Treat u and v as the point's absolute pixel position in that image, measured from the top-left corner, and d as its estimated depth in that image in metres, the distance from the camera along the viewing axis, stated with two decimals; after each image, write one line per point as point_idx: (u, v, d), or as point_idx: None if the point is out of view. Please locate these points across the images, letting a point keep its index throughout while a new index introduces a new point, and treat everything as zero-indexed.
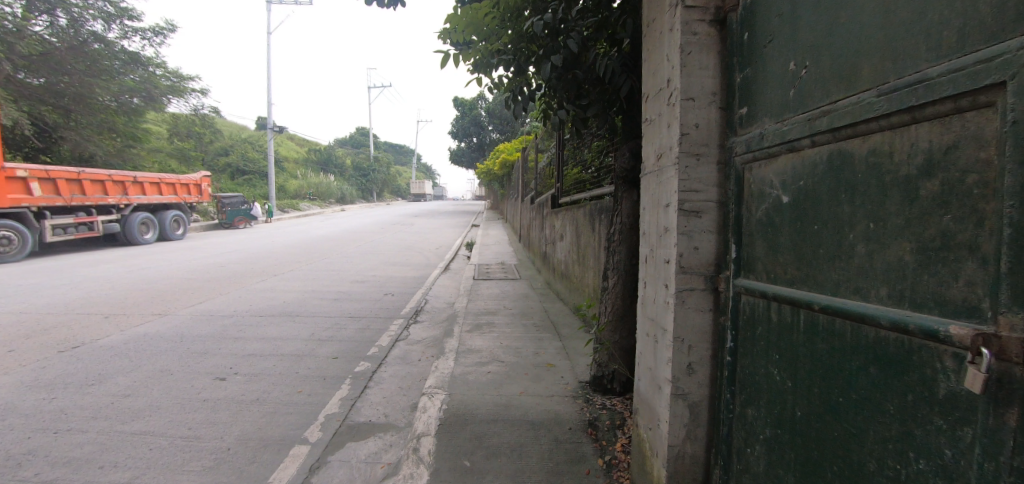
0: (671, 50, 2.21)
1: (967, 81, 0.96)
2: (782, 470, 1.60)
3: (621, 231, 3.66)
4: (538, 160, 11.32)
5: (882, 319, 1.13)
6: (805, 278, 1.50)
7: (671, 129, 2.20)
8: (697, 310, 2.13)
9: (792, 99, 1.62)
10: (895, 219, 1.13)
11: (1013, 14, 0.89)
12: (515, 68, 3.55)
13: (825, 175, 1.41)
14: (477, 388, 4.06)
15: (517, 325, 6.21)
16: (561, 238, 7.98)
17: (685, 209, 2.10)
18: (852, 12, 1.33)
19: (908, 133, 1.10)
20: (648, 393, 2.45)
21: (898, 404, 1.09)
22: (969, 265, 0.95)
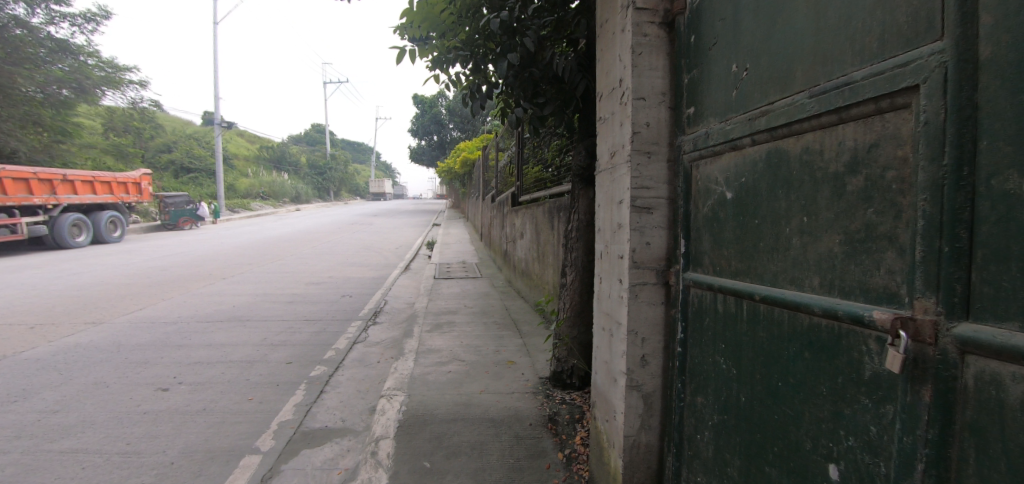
0: (622, 51, 2.26)
1: (886, 84, 1.03)
2: (729, 454, 1.68)
3: (578, 228, 3.73)
4: (498, 158, 11.37)
5: (815, 307, 1.21)
6: (746, 270, 1.57)
7: (623, 128, 2.26)
8: (649, 303, 2.20)
9: (734, 99, 1.69)
10: (825, 213, 1.20)
11: (924, 22, 0.96)
12: (472, 65, 3.53)
13: (764, 172, 1.48)
14: (437, 388, 4.02)
15: (477, 324, 6.20)
16: (521, 236, 8.03)
17: (637, 205, 2.16)
18: (787, 18, 1.41)
19: (836, 133, 1.18)
20: (605, 386, 2.50)
21: (831, 386, 1.17)
22: (889, 254, 1.02)
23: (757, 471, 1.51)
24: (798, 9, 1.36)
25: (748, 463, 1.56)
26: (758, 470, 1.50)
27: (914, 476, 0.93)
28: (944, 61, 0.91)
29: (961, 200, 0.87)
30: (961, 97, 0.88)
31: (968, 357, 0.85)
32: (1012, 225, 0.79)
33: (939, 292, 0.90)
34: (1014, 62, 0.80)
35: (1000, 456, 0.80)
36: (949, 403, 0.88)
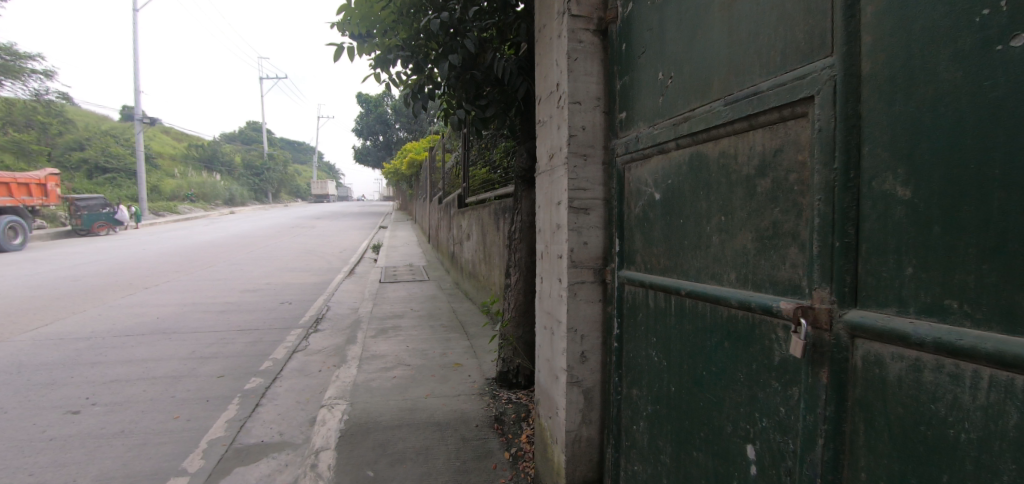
0: (559, 56, 2.32)
1: (788, 94, 1.13)
2: (662, 442, 1.76)
3: (521, 229, 3.78)
4: (444, 159, 11.29)
5: (732, 299, 1.31)
6: (673, 267, 1.66)
7: (561, 130, 2.32)
8: (587, 301, 2.27)
9: (661, 105, 1.78)
10: (740, 212, 1.30)
11: (818, 39, 1.07)
12: (413, 65, 3.48)
13: (688, 174, 1.58)
14: (381, 394, 3.93)
15: (424, 327, 6.12)
16: (467, 238, 8.02)
17: (575, 206, 2.22)
18: (705, 31, 1.51)
19: (747, 139, 1.28)
20: (547, 384, 2.55)
21: (748, 372, 1.26)
22: (793, 249, 1.12)
23: (686, 456, 1.60)
24: (715, 22, 1.46)
25: (678, 449, 1.65)
26: (687, 455, 1.59)
27: (816, 450, 1.02)
28: (834, 75, 1.01)
29: (849, 200, 0.97)
30: (848, 108, 0.98)
31: (856, 340, 0.95)
32: (889, 221, 0.89)
33: (833, 283, 0.99)
34: (889, 77, 0.90)
35: (883, 428, 0.89)
36: (842, 383, 0.98)
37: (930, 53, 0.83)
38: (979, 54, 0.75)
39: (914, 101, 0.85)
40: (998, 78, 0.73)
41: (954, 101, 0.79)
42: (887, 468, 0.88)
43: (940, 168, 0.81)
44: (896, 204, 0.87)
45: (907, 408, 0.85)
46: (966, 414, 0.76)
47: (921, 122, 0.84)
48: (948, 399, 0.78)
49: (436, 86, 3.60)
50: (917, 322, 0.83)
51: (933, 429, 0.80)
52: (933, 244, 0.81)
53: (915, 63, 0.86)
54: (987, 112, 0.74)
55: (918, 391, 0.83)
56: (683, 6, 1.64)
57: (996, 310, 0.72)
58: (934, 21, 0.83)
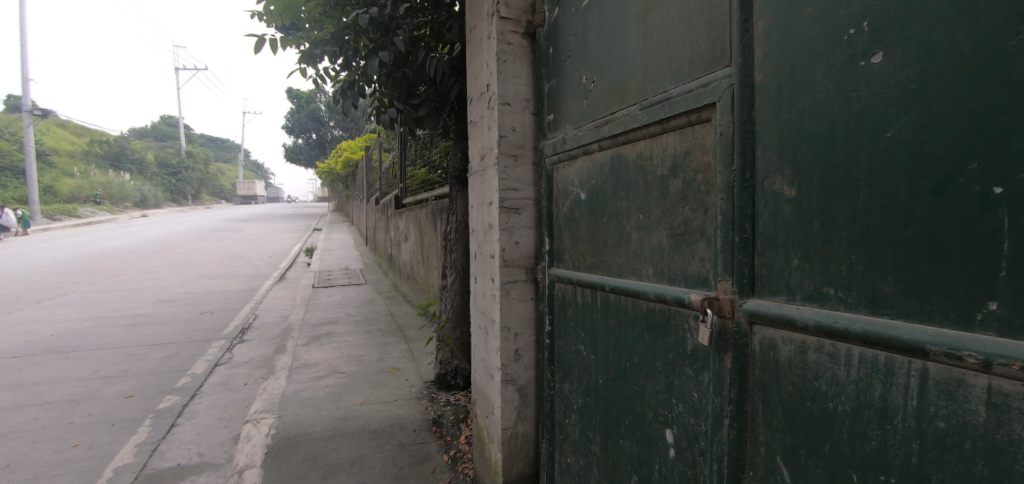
0: (489, 57, 2.34)
1: (694, 100, 1.21)
2: (592, 432, 1.83)
3: (456, 229, 3.77)
4: (381, 159, 11.00)
5: (650, 293, 1.38)
6: (598, 264, 1.73)
7: (491, 131, 2.34)
8: (520, 300, 2.30)
9: (585, 108, 1.85)
10: (656, 211, 1.37)
11: (718, 51, 1.16)
12: (342, 61, 3.36)
13: (609, 175, 1.65)
14: (313, 405, 3.76)
15: (359, 333, 5.92)
16: (405, 240, 7.87)
17: (505, 206, 2.25)
18: (623, 38, 1.58)
19: (660, 141, 1.36)
20: (483, 384, 2.57)
21: (665, 361, 1.34)
22: (701, 245, 1.20)
23: (614, 445, 1.67)
24: (632, 30, 1.53)
25: (607, 439, 1.72)
26: (615, 444, 1.66)
27: (722, 430, 1.10)
28: (731, 83, 1.09)
29: (746, 198, 1.06)
30: (744, 113, 1.07)
31: (754, 326, 1.03)
32: (779, 217, 0.98)
33: (734, 274, 1.08)
34: (777, 86, 0.99)
35: (777, 405, 0.98)
36: (743, 367, 1.06)
37: (809, 66, 0.92)
38: (847, 69, 0.85)
39: (797, 109, 0.94)
40: (862, 89, 0.82)
41: (828, 110, 0.88)
42: (781, 442, 0.97)
43: (817, 169, 0.90)
44: (784, 202, 0.97)
45: (796, 385, 0.94)
46: (842, 388, 0.85)
47: (803, 128, 0.93)
48: (828, 376, 0.87)
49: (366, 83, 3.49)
50: (802, 308, 0.92)
51: (817, 404, 0.90)
52: (813, 237, 0.90)
53: (798, 74, 0.95)
54: (854, 120, 0.83)
55: (805, 370, 0.92)
56: (603, 14, 1.71)
57: (863, 295, 0.81)
58: (811, 38, 0.92)
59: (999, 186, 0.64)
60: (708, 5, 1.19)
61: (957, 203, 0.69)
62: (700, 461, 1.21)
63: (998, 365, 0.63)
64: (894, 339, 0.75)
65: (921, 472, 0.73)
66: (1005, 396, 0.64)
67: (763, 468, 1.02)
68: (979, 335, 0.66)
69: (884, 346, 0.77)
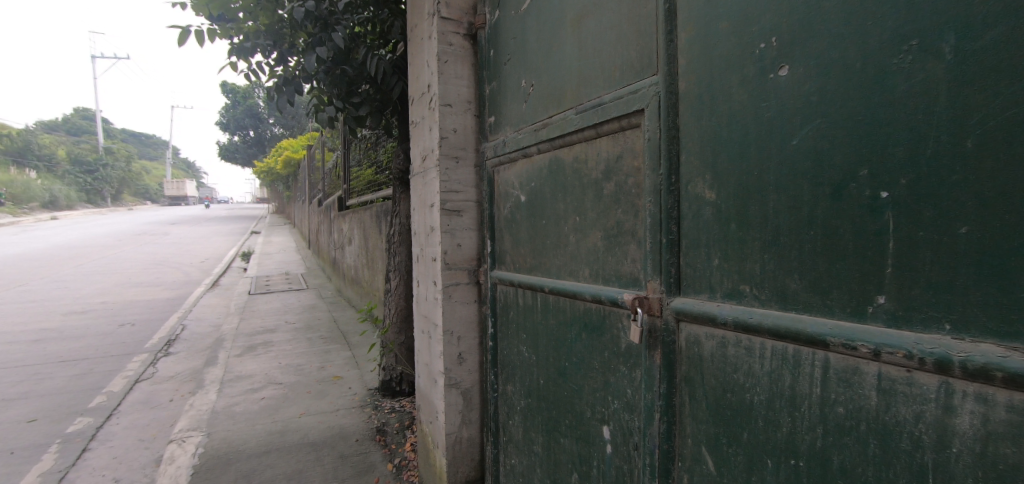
0: (429, 58, 2.31)
1: (624, 106, 1.25)
2: (535, 433, 1.84)
3: (400, 232, 3.69)
4: (323, 159, 10.60)
5: (586, 294, 1.42)
6: (538, 265, 1.76)
7: (432, 132, 2.31)
8: (463, 303, 2.29)
9: (524, 112, 1.86)
10: (591, 213, 1.41)
11: (646, 59, 1.20)
12: (276, 55, 3.19)
13: (547, 177, 1.67)
14: (246, 419, 3.55)
15: (300, 341, 5.66)
16: (349, 242, 7.63)
17: (446, 208, 2.23)
18: (560, 44, 1.61)
19: (594, 145, 1.40)
20: (426, 388, 2.53)
21: (601, 359, 1.37)
22: (632, 246, 1.24)
23: (555, 443, 1.69)
24: (568, 36, 1.56)
25: (549, 439, 1.73)
26: (556, 443, 1.69)
27: (653, 423, 1.14)
28: (658, 90, 1.14)
29: (671, 201, 1.10)
30: (669, 121, 1.11)
31: (680, 324, 1.08)
32: (701, 219, 1.02)
33: (661, 274, 1.12)
34: (698, 95, 1.04)
35: (701, 398, 1.03)
36: (671, 362, 1.10)
37: (726, 76, 0.98)
38: (759, 80, 0.91)
39: (716, 117, 0.99)
40: (771, 100, 0.88)
41: (742, 118, 0.94)
42: (706, 433, 1.02)
43: (733, 174, 0.95)
44: (705, 205, 1.01)
45: (717, 378, 0.99)
46: (757, 380, 0.90)
47: (720, 135, 0.98)
48: (745, 369, 0.93)
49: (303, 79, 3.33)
50: (722, 305, 0.97)
51: (736, 396, 0.95)
52: (730, 238, 0.95)
53: (715, 85, 1.00)
54: (765, 128, 0.89)
55: (725, 363, 0.97)
56: (541, 19, 1.73)
57: (774, 292, 0.87)
58: (727, 50, 0.98)
59: (884, 191, 0.71)
60: (637, 15, 1.24)
61: (851, 207, 0.75)
62: (635, 455, 1.25)
63: (886, 353, 0.70)
64: (800, 332, 0.81)
65: (825, 455, 0.79)
66: (892, 381, 0.70)
67: (690, 458, 1.07)
68: (871, 326, 0.72)
69: (791, 339, 0.83)
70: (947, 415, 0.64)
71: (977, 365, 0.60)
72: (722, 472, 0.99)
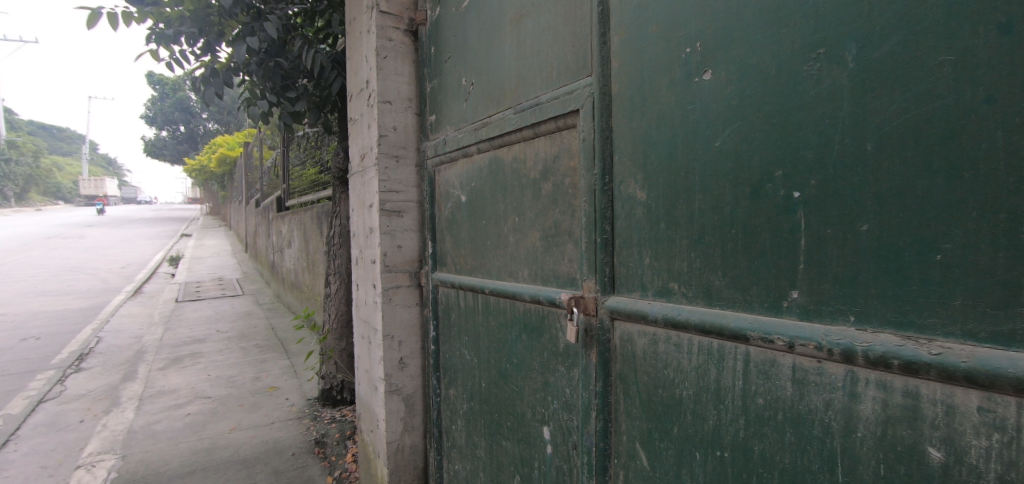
0: (368, 52, 2.23)
1: (561, 106, 1.25)
2: (477, 437, 1.82)
3: (339, 233, 3.55)
4: (260, 157, 10.04)
5: (525, 294, 1.42)
6: (478, 266, 1.74)
7: (371, 130, 2.23)
8: (404, 306, 2.23)
9: (465, 111, 1.83)
10: (530, 213, 1.41)
11: (581, 61, 1.22)
12: (202, 44, 2.97)
13: (487, 177, 1.66)
14: (169, 438, 3.28)
15: (232, 350, 5.31)
16: (288, 245, 7.29)
17: (386, 209, 2.16)
18: (500, 43, 1.59)
19: (532, 145, 1.40)
20: (366, 396, 2.44)
21: (541, 360, 1.37)
22: (569, 246, 1.25)
23: (497, 446, 1.68)
24: (507, 36, 1.55)
25: (491, 442, 1.71)
26: (498, 446, 1.67)
27: (590, 422, 1.15)
28: (592, 91, 1.15)
29: (605, 201, 1.11)
30: (603, 121, 1.12)
31: (614, 322, 1.09)
32: (633, 218, 1.04)
33: (596, 274, 1.13)
34: (629, 97, 1.06)
35: (635, 395, 1.04)
36: (606, 361, 1.11)
37: (655, 79, 1.00)
38: (685, 84, 0.93)
39: (646, 119, 1.01)
40: (696, 103, 0.91)
41: (669, 121, 0.96)
42: (639, 429, 1.04)
43: (662, 175, 0.97)
44: (637, 205, 1.03)
45: (649, 374, 1.01)
46: (685, 374, 0.93)
47: (650, 136, 1.00)
48: (675, 365, 0.95)
49: (232, 71, 3.12)
50: (652, 303, 0.99)
51: (667, 392, 0.97)
52: (659, 237, 0.97)
53: (645, 88, 1.02)
54: (691, 130, 0.92)
55: (656, 359, 0.99)
56: (481, 18, 1.71)
57: (700, 289, 0.90)
58: (657, 53, 1.00)
59: (797, 191, 0.75)
60: (573, 17, 1.25)
61: (767, 206, 0.78)
62: (574, 454, 1.26)
63: (799, 346, 0.73)
64: (723, 328, 0.84)
65: (747, 444, 0.82)
66: (805, 372, 0.74)
67: (625, 455, 1.08)
68: (786, 320, 0.76)
69: (715, 334, 0.86)
70: (853, 402, 0.68)
71: (877, 354, 0.64)
72: (654, 467, 1.01)
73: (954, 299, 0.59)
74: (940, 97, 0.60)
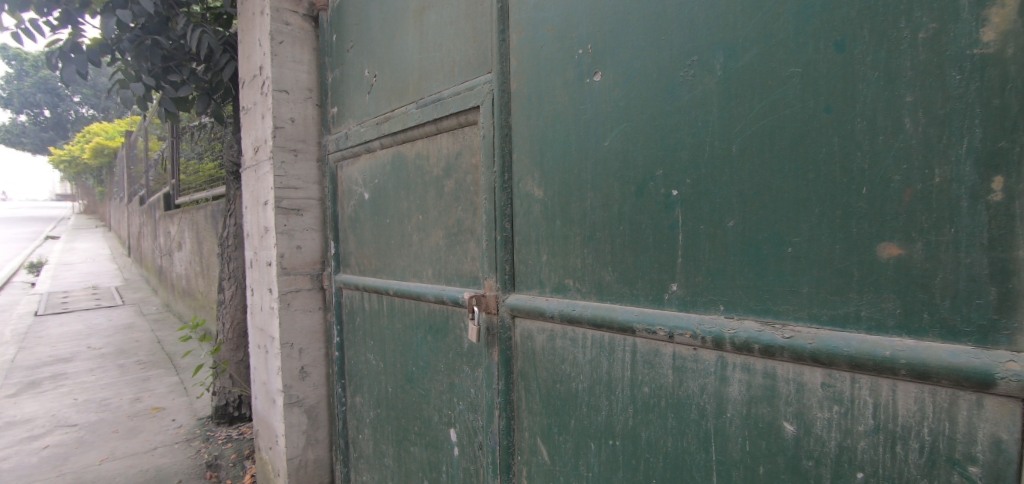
0: (261, 36, 2.05)
1: (462, 102, 1.23)
2: (385, 445, 1.75)
3: (233, 234, 3.25)
4: (144, 150, 8.96)
5: (429, 294, 1.38)
6: (382, 267, 1.67)
7: (265, 121, 2.05)
8: (303, 311, 2.08)
9: (367, 104, 1.75)
10: (433, 211, 1.37)
11: (482, 57, 1.20)
12: (59, 14, 2.55)
13: (391, 174, 1.59)
14: (18, 477, 2.79)
15: (106, 369, 4.67)
16: (178, 247, 6.57)
17: (283, 206, 2.00)
18: (403, 34, 1.53)
19: (434, 141, 1.36)
20: (264, 410, 2.25)
21: (446, 361, 1.35)
22: (471, 244, 1.23)
23: (405, 453, 1.62)
24: (410, 27, 1.50)
25: (399, 449, 1.65)
26: (406, 453, 1.61)
27: (494, 421, 1.15)
28: (492, 88, 1.14)
29: (504, 198, 1.11)
30: (502, 118, 1.12)
31: (515, 319, 1.10)
32: (530, 216, 1.05)
33: (497, 272, 1.13)
34: (527, 96, 1.06)
35: (535, 392, 1.05)
36: (508, 359, 1.11)
37: (551, 78, 1.01)
38: (577, 84, 0.95)
39: (542, 117, 1.02)
40: (587, 103, 0.93)
41: (564, 120, 0.98)
42: (540, 424, 1.05)
43: (558, 173, 0.99)
44: (534, 202, 1.04)
45: (548, 370, 1.02)
46: (580, 368, 0.95)
47: (546, 135, 1.01)
48: (571, 359, 0.97)
49: (100, 48, 2.72)
50: (550, 299, 1.01)
51: (564, 387, 0.99)
52: (555, 235, 0.99)
53: (542, 87, 1.03)
54: (583, 130, 0.94)
55: (554, 355, 1.01)
56: (383, 7, 1.64)
57: (593, 284, 0.92)
58: (553, 52, 1.01)
59: (675, 190, 0.79)
60: (474, 12, 1.23)
61: (650, 204, 0.82)
62: (479, 455, 1.24)
63: (678, 335, 0.78)
64: (613, 321, 0.87)
65: (636, 432, 0.86)
66: (683, 360, 0.79)
67: (528, 451, 1.09)
68: (667, 311, 0.80)
69: (606, 328, 0.89)
70: (722, 385, 0.74)
71: (742, 340, 0.70)
72: (555, 461, 1.02)
73: (803, 287, 0.65)
74: (790, 105, 0.66)
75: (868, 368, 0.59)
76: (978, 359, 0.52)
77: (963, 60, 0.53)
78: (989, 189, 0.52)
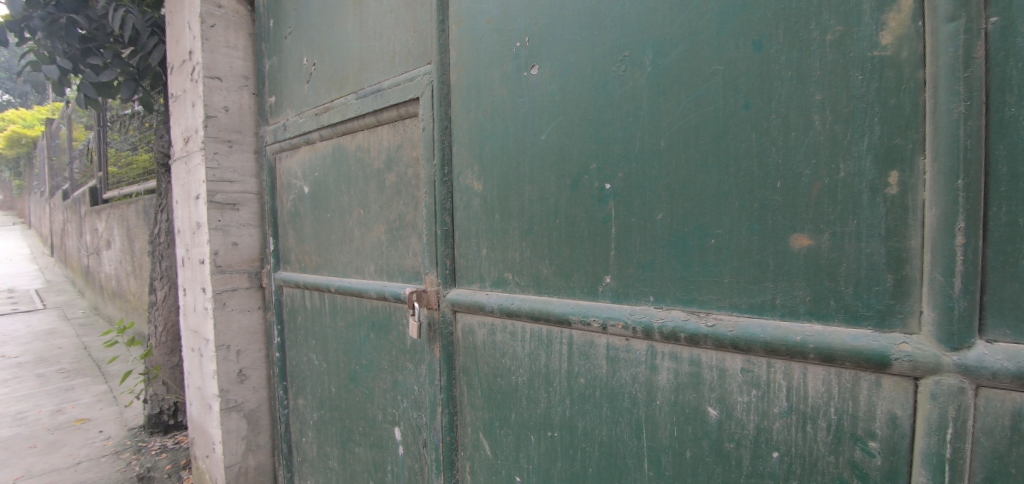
0: (190, 18, 1.92)
1: (403, 93, 1.20)
2: (329, 447, 1.69)
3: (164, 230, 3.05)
4: (67, 140, 8.24)
5: (371, 291, 1.34)
6: (323, 264, 1.61)
7: (195, 109, 1.92)
8: (240, 311, 1.98)
9: (306, 93, 1.67)
10: (374, 205, 1.33)
11: (422, 47, 1.17)
12: None
13: (331, 167, 1.53)
14: None
15: (23, 378, 4.28)
16: (107, 245, 6.10)
17: (216, 201, 1.89)
18: (343, 22, 1.47)
19: (375, 133, 1.32)
20: (199, 417, 2.13)
21: (390, 359, 1.32)
22: (413, 239, 1.21)
23: (350, 454, 1.58)
24: (350, 15, 1.44)
25: (344, 451, 1.61)
26: (351, 454, 1.57)
27: (437, 418, 1.13)
28: (432, 79, 1.11)
29: (445, 192, 1.09)
30: (442, 111, 1.09)
31: (457, 314, 1.08)
32: (470, 210, 1.04)
33: (438, 267, 1.11)
34: (467, 87, 1.05)
35: (477, 386, 1.05)
36: (450, 354, 1.10)
37: (490, 70, 1.00)
38: (515, 77, 0.95)
39: (481, 110, 1.01)
40: (524, 97, 0.93)
41: (502, 113, 0.97)
42: (483, 420, 1.04)
43: (496, 166, 0.98)
44: (474, 195, 1.03)
45: (489, 364, 1.02)
46: (519, 361, 0.95)
47: (485, 128, 1.00)
48: (511, 353, 0.97)
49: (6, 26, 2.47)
50: (490, 294, 1.00)
51: (506, 381, 0.98)
52: (494, 228, 0.99)
53: (482, 79, 1.02)
54: (520, 123, 0.94)
55: (495, 349, 1.00)
56: None
57: (531, 278, 0.93)
58: (491, 44, 1.00)
59: (607, 183, 0.80)
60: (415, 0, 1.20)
61: (584, 197, 0.83)
62: (424, 452, 1.23)
63: (611, 326, 0.79)
64: (550, 313, 0.88)
65: (573, 423, 0.87)
66: (617, 350, 0.80)
67: (471, 447, 1.08)
68: (601, 303, 0.82)
69: (544, 321, 0.89)
70: (652, 374, 0.76)
71: (669, 329, 0.72)
72: (497, 455, 1.02)
73: (724, 277, 0.68)
74: (713, 102, 0.69)
75: (782, 352, 0.63)
76: (876, 341, 0.56)
77: (865, 62, 0.57)
78: (886, 183, 0.56)
